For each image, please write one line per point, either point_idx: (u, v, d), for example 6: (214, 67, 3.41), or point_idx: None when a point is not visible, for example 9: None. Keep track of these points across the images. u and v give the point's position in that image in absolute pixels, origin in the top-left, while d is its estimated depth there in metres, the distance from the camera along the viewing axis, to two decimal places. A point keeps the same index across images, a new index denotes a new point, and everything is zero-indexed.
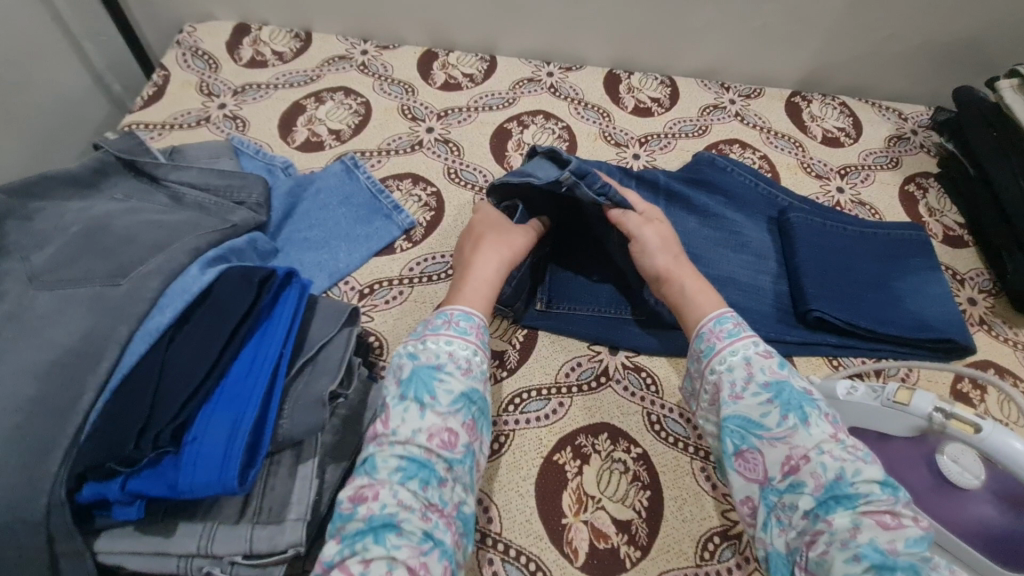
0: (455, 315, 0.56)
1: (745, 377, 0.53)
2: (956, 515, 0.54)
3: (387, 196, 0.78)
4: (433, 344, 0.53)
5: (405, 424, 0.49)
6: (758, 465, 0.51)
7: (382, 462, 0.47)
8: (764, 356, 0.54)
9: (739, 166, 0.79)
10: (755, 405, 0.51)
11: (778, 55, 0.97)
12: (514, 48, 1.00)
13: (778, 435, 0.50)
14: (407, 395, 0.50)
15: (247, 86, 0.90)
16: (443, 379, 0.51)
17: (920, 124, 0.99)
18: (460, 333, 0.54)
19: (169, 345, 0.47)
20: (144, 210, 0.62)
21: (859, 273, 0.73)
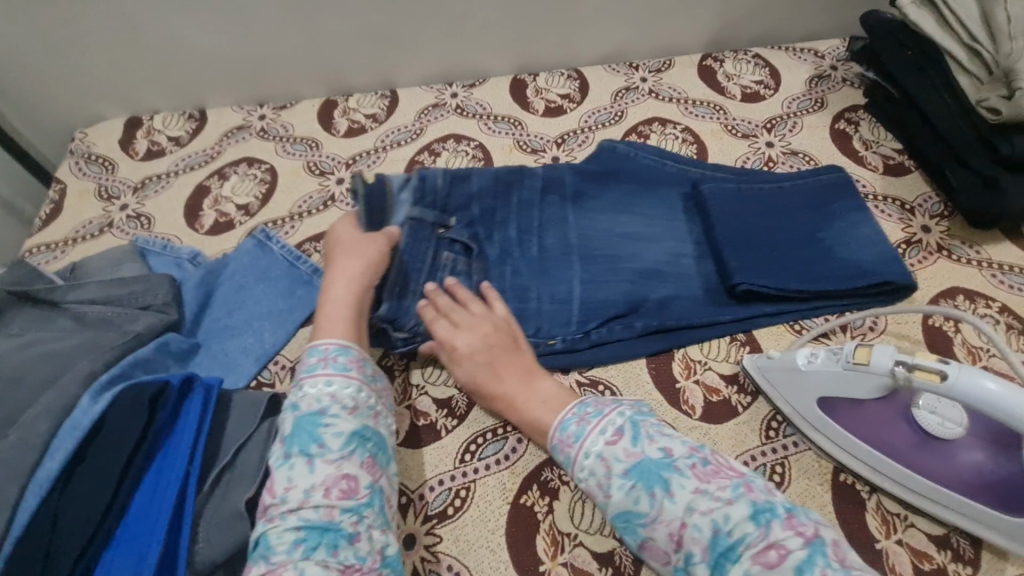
0: (331, 354, 0.52)
1: (605, 474, 0.50)
2: (953, 470, 0.51)
3: (305, 261, 0.74)
4: (312, 390, 0.50)
5: (295, 480, 0.45)
6: (658, 550, 0.47)
7: (277, 539, 0.43)
8: (615, 441, 0.51)
9: (641, 149, 0.77)
10: (623, 497, 0.48)
11: (678, 22, 0.94)
12: (413, 77, 0.97)
13: (654, 516, 0.47)
14: (291, 451, 0.46)
15: (146, 180, 0.87)
16: (328, 423, 0.48)
17: (838, 58, 0.96)
18: (341, 370, 0.51)
19: (63, 493, 0.43)
20: (41, 341, 0.58)
21: (783, 232, 0.70)
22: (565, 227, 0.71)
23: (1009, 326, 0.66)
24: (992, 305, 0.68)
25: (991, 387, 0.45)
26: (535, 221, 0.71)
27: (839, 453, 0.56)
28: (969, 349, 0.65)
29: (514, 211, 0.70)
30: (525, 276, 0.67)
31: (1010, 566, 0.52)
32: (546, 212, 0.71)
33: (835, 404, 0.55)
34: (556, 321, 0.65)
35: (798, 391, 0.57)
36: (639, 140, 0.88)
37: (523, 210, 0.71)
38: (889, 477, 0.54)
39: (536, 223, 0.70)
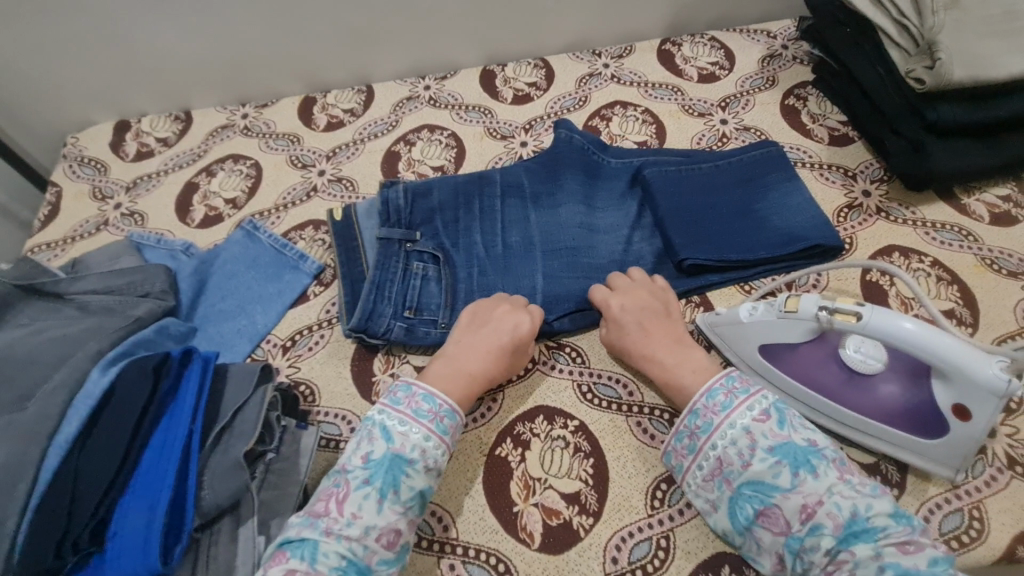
0: (444, 409, 0.57)
1: (728, 419, 0.54)
2: (875, 401, 0.57)
3: (291, 248, 0.80)
4: (412, 434, 0.54)
5: (360, 512, 0.50)
6: (721, 478, 0.53)
7: (325, 555, 0.48)
8: (763, 419, 0.53)
9: (592, 142, 0.83)
10: (726, 438, 0.53)
11: (637, 9, 0.99)
12: (388, 72, 1.02)
13: (744, 462, 0.52)
14: (371, 482, 0.51)
15: (137, 179, 0.91)
16: (409, 474, 0.53)
17: (788, 38, 1.01)
18: (440, 431, 0.56)
19: (81, 452, 0.49)
20: (49, 327, 0.63)
21: (723, 207, 0.77)
22: (527, 226, 0.77)
23: (938, 278, 0.72)
24: (925, 260, 0.74)
25: (909, 328, 0.50)
26: (497, 222, 0.77)
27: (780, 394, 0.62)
28: (902, 299, 0.71)
29: (475, 218, 0.77)
30: (491, 275, 0.73)
31: (932, 486, 0.58)
32: (507, 211, 0.78)
33: (774, 349, 0.61)
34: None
35: (742, 340, 0.63)
36: (602, 123, 0.93)
37: (486, 216, 0.77)
38: (823, 413, 0.60)
39: (498, 224, 0.77)
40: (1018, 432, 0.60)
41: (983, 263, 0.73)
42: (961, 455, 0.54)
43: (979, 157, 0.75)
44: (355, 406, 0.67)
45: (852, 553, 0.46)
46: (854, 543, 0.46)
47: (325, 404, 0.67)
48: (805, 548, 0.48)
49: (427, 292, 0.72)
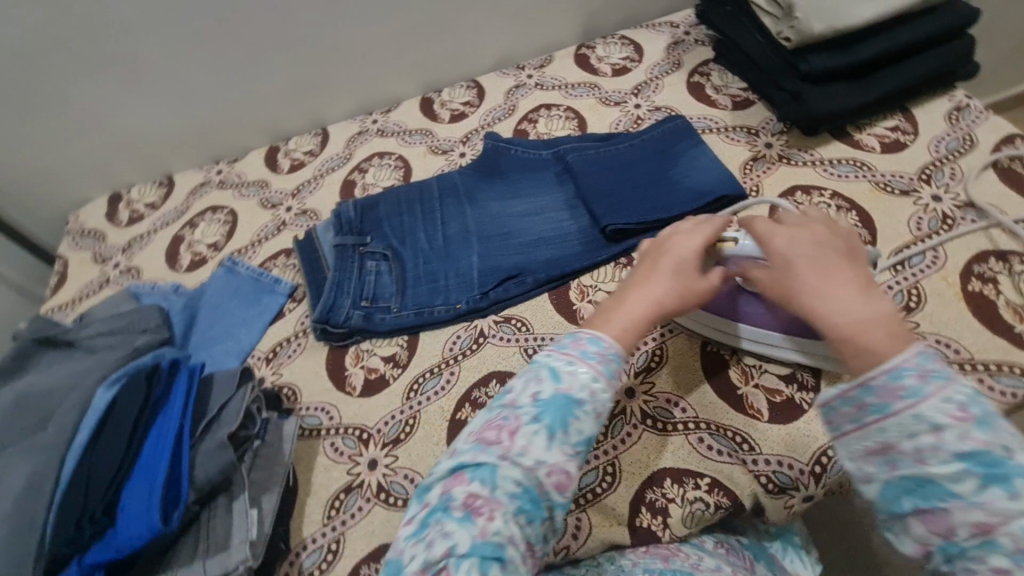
0: (611, 351, 0.50)
1: (929, 439, 0.38)
2: (764, 314, 0.64)
3: (267, 275, 0.90)
4: (581, 372, 0.49)
5: (531, 451, 0.46)
6: (939, 518, 0.37)
7: (502, 480, 0.45)
8: (959, 415, 0.38)
9: (516, 144, 0.95)
10: (942, 466, 0.37)
11: (547, 23, 1.11)
12: (339, 114, 1.14)
13: (975, 500, 0.36)
14: (541, 419, 0.47)
15: (132, 241, 1.04)
16: (580, 416, 0.48)
17: (690, 24, 1.12)
18: (606, 373, 0.49)
19: (92, 452, 0.58)
20: (63, 367, 0.74)
21: (638, 177, 0.86)
22: (464, 219, 0.89)
23: (838, 207, 0.80)
24: (824, 193, 0.82)
25: None
26: (437, 221, 0.90)
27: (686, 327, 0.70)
28: None
29: (419, 221, 0.90)
30: (434, 263, 0.84)
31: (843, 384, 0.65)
32: (446, 211, 0.90)
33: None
34: (460, 289, 0.81)
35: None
36: (531, 125, 1.04)
37: (428, 221, 0.90)
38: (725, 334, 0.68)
39: (438, 223, 0.89)
40: (916, 325, 0.68)
41: (878, 188, 0.81)
42: (844, 347, 0.62)
43: (858, 95, 0.83)
44: (332, 399, 0.76)
45: (927, 468, 0.38)
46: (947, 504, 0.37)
47: (306, 400, 0.76)
48: (924, 514, 0.37)
49: (381, 284, 0.83)
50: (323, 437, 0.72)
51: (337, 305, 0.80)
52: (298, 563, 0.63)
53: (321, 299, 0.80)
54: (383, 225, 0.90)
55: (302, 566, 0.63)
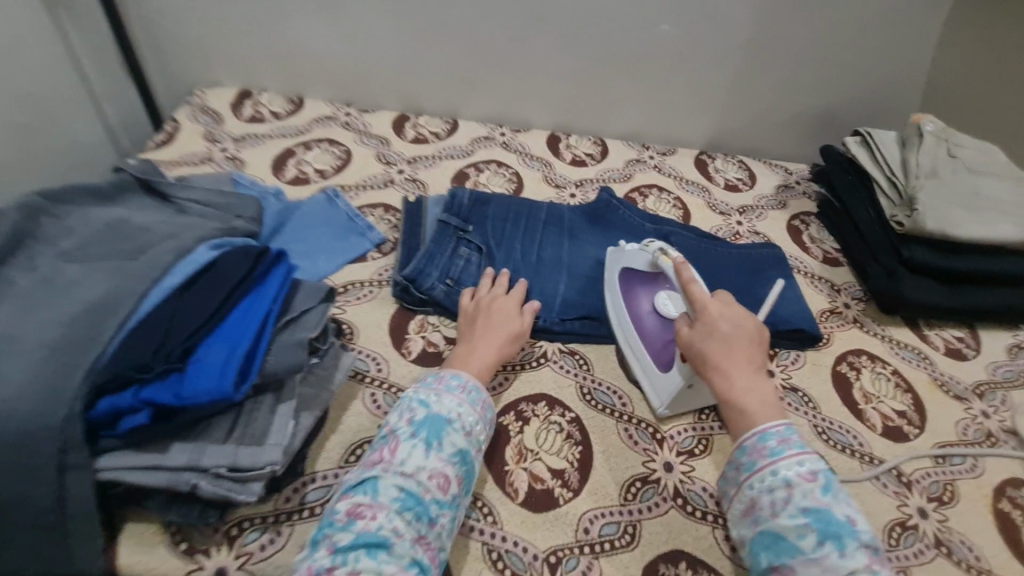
0: (485, 401, 0.66)
1: (784, 498, 0.55)
2: (653, 330, 0.76)
3: (362, 219, 0.92)
4: (445, 401, 0.62)
5: (411, 459, 0.57)
6: None
7: (383, 487, 0.55)
8: (807, 477, 0.56)
9: (627, 208, 1.00)
10: (790, 525, 0.53)
11: (684, 121, 1.20)
12: (473, 114, 1.21)
13: (814, 558, 0.51)
14: (417, 434, 0.59)
15: (246, 135, 1.07)
16: (450, 432, 0.60)
17: (801, 177, 1.22)
18: (469, 401, 0.64)
19: (179, 298, 0.57)
20: (158, 214, 0.74)
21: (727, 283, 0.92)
22: (560, 249, 0.93)
23: (896, 384, 0.84)
24: (888, 367, 0.86)
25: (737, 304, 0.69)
26: (536, 240, 0.93)
27: (608, 294, 0.83)
28: (864, 393, 0.82)
29: (519, 235, 0.93)
30: (523, 274, 0.88)
31: None
32: (546, 235, 0.95)
33: (626, 262, 0.81)
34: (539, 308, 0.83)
35: (615, 260, 0.84)
36: (640, 197, 1.10)
37: (527, 236, 0.93)
38: (622, 330, 0.80)
39: (536, 242, 0.93)
40: (947, 519, 0.70)
41: (935, 383, 0.85)
42: (666, 389, 0.72)
43: (942, 296, 0.90)
44: (385, 353, 0.76)
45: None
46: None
47: (360, 344, 0.76)
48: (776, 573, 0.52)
49: (468, 271, 0.85)
50: (365, 385, 0.72)
51: (427, 273, 0.81)
52: (300, 494, 0.61)
53: (413, 262, 0.81)
54: (486, 223, 0.93)
55: (304, 498, 0.61)
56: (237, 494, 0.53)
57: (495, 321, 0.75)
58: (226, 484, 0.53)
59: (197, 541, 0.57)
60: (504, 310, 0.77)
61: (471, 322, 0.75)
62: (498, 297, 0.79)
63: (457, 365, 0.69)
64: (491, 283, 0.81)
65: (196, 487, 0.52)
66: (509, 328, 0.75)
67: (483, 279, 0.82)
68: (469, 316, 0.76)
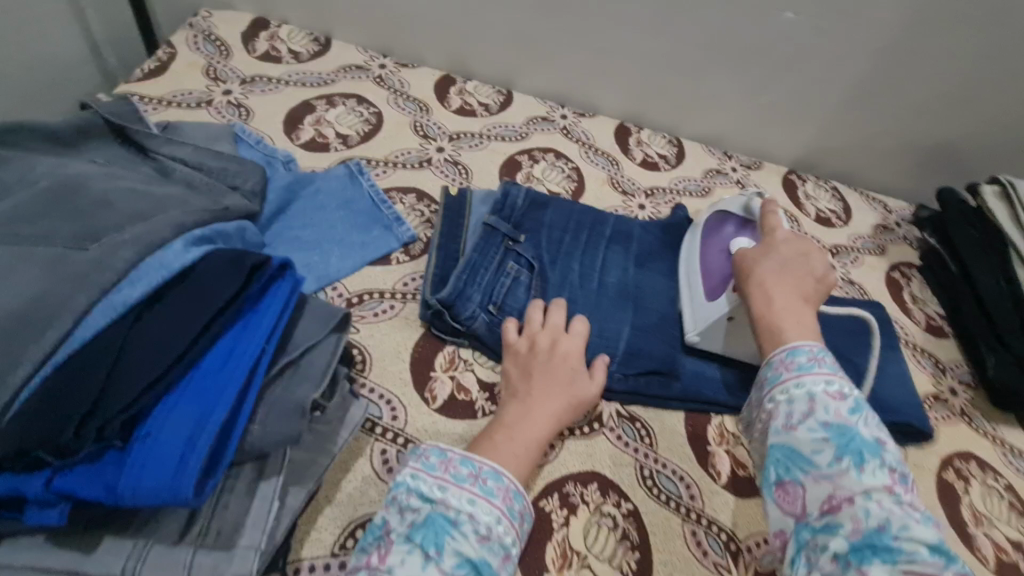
0: (511, 489, 0.48)
1: (804, 411, 0.48)
2: (715, 264, 0.70)
3: (389, 207, 0.74)
4: (453, 497, 0.45)
5: (402, 569, 0.42)
6: (797, 500, 0.46)
7: None
8: (835, 397, 0.48)
9: None
10: (807, 438, 0.47)
11: (782, 132, 0.98)
12: (530, 87, 1.00)
13: (827, 474, 0.45)
14: (413, 537, 0.43)
15: (256, 77, 0.87)
16: (456, 538, 0.43)
17: (903, 219, 1.01)
18: (486, 493, 0.47)
19: (132, 326, 0.41)
20: (127, 178, 0.56)
21: None
22: (624, 279, 0.74)
23: (1011, 504, 0.69)
24: (1001, 479, 0.72)
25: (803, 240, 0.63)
26: (596, 262, 0.74)
27: (688, 235, 0.76)
28: (974, 512, 0.68)
29: (576, 255, 0.74)
30: (580, 307, 0.69)
31: None
32: (609, 256, 0.75)
33: (720, 209, 0.73)
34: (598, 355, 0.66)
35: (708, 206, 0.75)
36: None
37: (588, 254, 0.74)
38: (686, 265, 0.74)
39: (597, 264, 0.74)
40: None
41: None
42: (706, 316, 0.67)
43: None
44: (403, 395, 0.60)
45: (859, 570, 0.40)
46: (875, 558, 0.40)
47: (372, 378, 0.60)
48: (783, 490, 0.47)
49: (514, 295, 0.67)
50: (374, 437, 0.56)
51: (466, 298, 0.64)
52: None
53: (450, 280, 0.65)
54: (539, 234, 0.74)
55: None
56: None
57: (557, 378, 0.59)
58: None
59: None
60: (568, 362, 0.60)
61: (526, 371, 0.59)
62: (562, 333, 0.63)
63: (503, 440, 0.53)
64: (545, 316, 0.64)
65: None
66: (574, 389, 0.59)
67: (533, 313, 0.64)
68: (524, 362, 0.60)
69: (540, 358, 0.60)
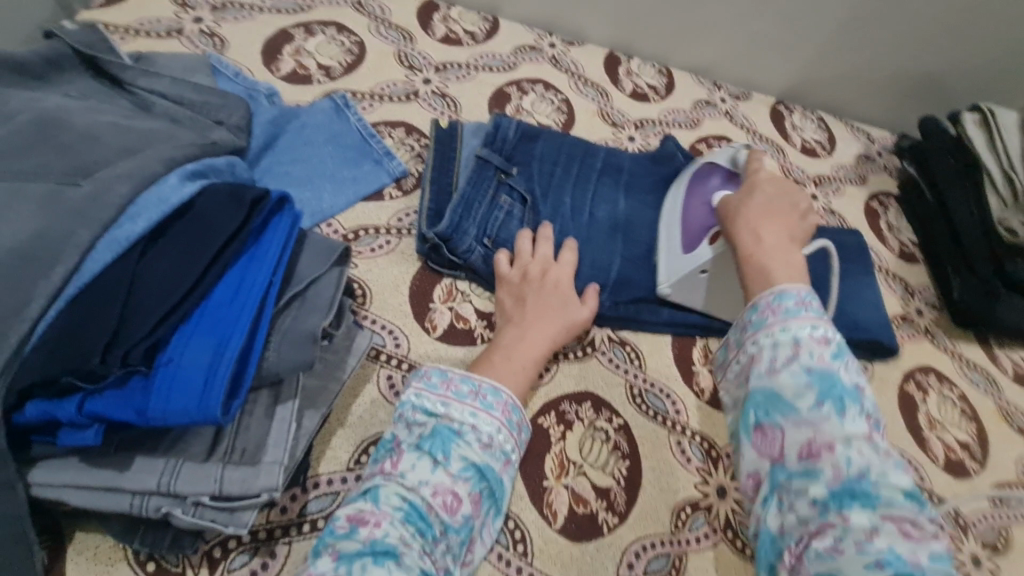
0: (508, 403, 0.52)
1: (789, 355, 0.47)
2: (694, 219, 0.69)
3: (378, 141, 0.73)
4: (456, 412, 0.49)
5: (413, 473, 0.45)
6: (775, 442, 0.45)
7: (385, 496, 0.44)
8: (818, 342, 0.47)
9: (692, 166, 0.80)
10: (790, 381, 0.46)
11: (771, 61, 0.97)
12: (517, 14, 0.95)
13: (808, 418, 0.44)
14: (421, 445, 0.47)
15: (227, 3, 0.81)
16: (462, 445, 0.47)
17: (884, 148, 1.03)
18: (486, 407, 0.50)
19: (140, 260, 0.41)
20: (109, 111, 0.54)
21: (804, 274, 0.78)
22: (615, 210, 0.74)
23: (962, 411, 0.76)
24: (956, 390, 0.78)
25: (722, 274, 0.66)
26: (588, 194, 0.74)
27: (672, 187, 0.74)
28: (929, 418, 0.74)
29: (568, 187, 0.74)
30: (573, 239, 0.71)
31: None
32: (601, 189, 0.75)
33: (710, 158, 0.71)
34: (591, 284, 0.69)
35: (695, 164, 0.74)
36: (708, 150, 0.93)
37: (580, 185, 0.74)
38: (671, 201, 0.73)
39: (589, 197, 0.74)
40: (999, 569, 0.65)
41: (1000, 412, 0.77)
42: (679, 268, 0.67)
43: None
44: (404, 325, 0.62)
45: (815, 426, 0.43)
46: (837, 406, 0.44)
47: (374, 311, 0.62)
48: (761, 433, 0.46)
49: (508, 227, 0.68)
50: (380, 364, 0.59)
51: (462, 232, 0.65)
52: (300, 502, 0.50)
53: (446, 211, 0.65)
54: (530, 165, 0.73)
55: (305, 508, 0.50)
56: (224, 526, 0.41)
57: (549, 304, 0.62)
58: (209, 515, 0.41)
59: (167, 561, 0.45)
60: (559, 289, 0.63)
61: (520, 299, 0.62)
62: (551, 264, 0.65)
63: (501, 360, 0.56)
64: (536, 245, 0.66)
65: (170, 516, 0.40)
66: (566, 315, 0.62)
67: (521, 242, 0.66)
68: (516, 290, 0.62)
69: (532, 285, 0.63)
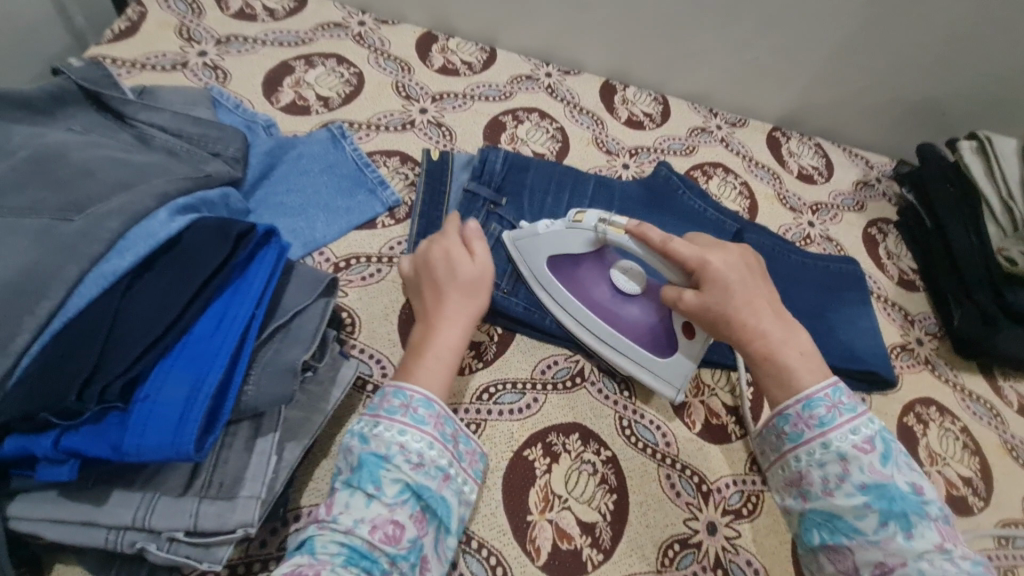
0: (441, 416, 0.49)
1: (839, 475, 0.46)
2: (629, 320, 0.63)
3: (373, 171, 0.74)
4: (386, 433, 0.47)
5: (347, 513, 0.44)
6: (846, 560, 0.44)
7: (321, 545, 0.42)
8: (864, 449, 0.46)
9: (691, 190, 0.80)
10: (847, 505, 0.44)
11: (766, 91, 0.98)
12: (514, 44, 0.97)
13: (874, 540, 0.43)
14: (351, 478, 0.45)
15: (231, 38, 0.84)
16: (390, 471, 0.45)
17: (884, 173, 1.02)
18: (416, 422, 0.48)
19: (124, 294, 0.42)
20: (107, 145, 0.55)
21: (799, 302, 0.77)
22: None
23: (964, 444, 0.74)
24: (958, 423, 0.76)
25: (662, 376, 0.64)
26: None
27: (540, 290, 0.66)
28: (930, 452, 0.73)
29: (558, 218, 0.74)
30: None
31: None
32: None
33: (550, 249, 0.64)
34: None
35: (534, 250, 0.65)
36: (702, 177, 0.93)
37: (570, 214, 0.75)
38: (567, 312, 0.66)
39: None
40: None
41: (1004, 446, 0.75)
42: (680, 373, 0.62)
43: None
44: (392, 354, 0.62)
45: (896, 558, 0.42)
46: (900, 524, 0.43)
47: (362, 340, 0.62)
48: (829, 553, 0.45)
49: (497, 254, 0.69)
50: (366, 394, 0.59)
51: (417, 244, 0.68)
52: (280, 535, 0.50)
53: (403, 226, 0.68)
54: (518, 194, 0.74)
55: (285, 542, 0.49)
56: (198, 562, 0.41)
57: (437, 279, 0.57)
58: (184, 551, 0.41)
59: None
60: (442, 257, 0.58)
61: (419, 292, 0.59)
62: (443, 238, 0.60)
63: (411, 360, 0.52)
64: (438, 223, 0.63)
65: (144, 551, 0.40)
66: (458, 283, 0.56)
67: None
68: (416, 284, 0.59)
69: (423, 271, 0.59)
